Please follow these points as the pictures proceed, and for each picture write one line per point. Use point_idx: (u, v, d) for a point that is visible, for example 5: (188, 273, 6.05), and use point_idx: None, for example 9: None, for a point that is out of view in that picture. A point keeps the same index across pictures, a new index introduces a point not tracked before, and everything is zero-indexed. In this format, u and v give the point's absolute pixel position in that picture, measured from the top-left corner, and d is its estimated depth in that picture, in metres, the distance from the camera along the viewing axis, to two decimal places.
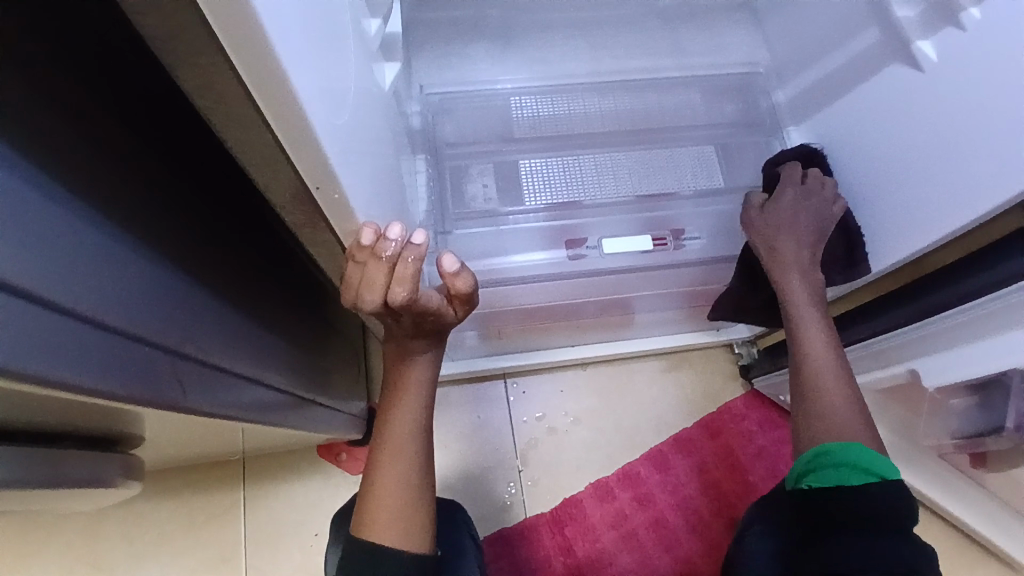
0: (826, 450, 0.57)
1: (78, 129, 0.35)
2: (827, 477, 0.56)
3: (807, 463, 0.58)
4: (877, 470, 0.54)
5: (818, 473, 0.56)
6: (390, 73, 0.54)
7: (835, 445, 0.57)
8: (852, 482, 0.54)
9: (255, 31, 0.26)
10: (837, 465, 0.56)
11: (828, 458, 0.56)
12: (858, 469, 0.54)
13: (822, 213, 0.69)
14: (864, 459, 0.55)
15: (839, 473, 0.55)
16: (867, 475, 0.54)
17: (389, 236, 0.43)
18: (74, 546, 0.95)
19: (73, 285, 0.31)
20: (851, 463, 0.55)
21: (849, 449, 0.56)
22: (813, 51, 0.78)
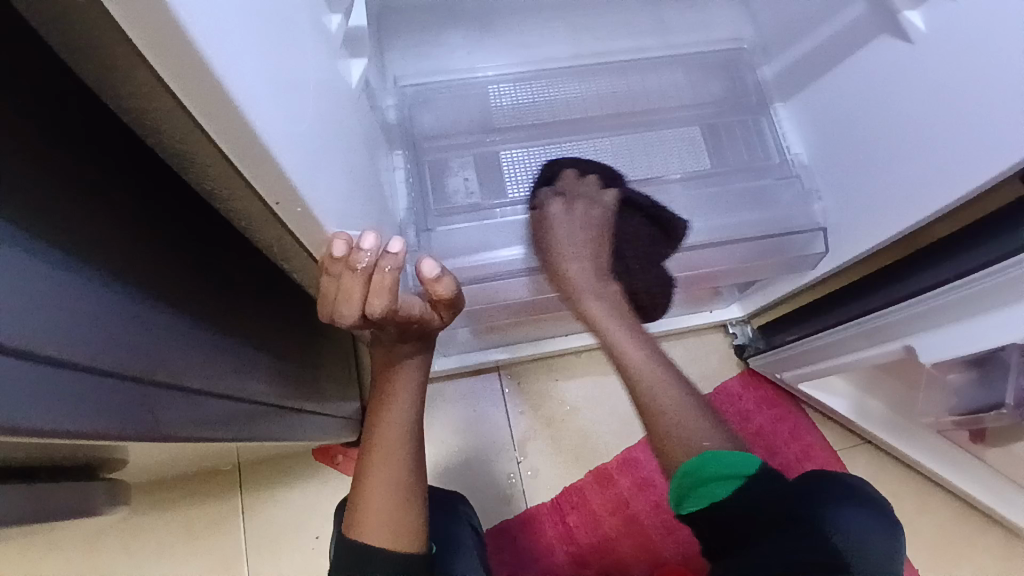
0: (684, 471, 0.55)
1: (23, 153, 0.33)
2: (699, 499, 0.54)
3: (674, 485, 0.57)
4: (738, 471, 0.54)
5: (690, 499, 0.55)
6: (358, 69, 0.51)
7: (689, 463, 0.56)
8: (721, 496, 0.53)
9: (186, 44, 0.24)
10: (700, 482, 0.54)
11: (689, 481, 0.55)
12: (721, 479, 0.54)
13: (591, 221, 0.76)
14: (720, 467, 0.54)
15: (707, 490, 0.54)
16: (730, 482, 0.53)
17: (363, 246, 0.41)
18: (73, 562, 0.94)
19: (30, 324, 0.28)
20: (711, 476, 0.54)
21: (703, 461, 0.55)
22: (799, 23, 0.76)
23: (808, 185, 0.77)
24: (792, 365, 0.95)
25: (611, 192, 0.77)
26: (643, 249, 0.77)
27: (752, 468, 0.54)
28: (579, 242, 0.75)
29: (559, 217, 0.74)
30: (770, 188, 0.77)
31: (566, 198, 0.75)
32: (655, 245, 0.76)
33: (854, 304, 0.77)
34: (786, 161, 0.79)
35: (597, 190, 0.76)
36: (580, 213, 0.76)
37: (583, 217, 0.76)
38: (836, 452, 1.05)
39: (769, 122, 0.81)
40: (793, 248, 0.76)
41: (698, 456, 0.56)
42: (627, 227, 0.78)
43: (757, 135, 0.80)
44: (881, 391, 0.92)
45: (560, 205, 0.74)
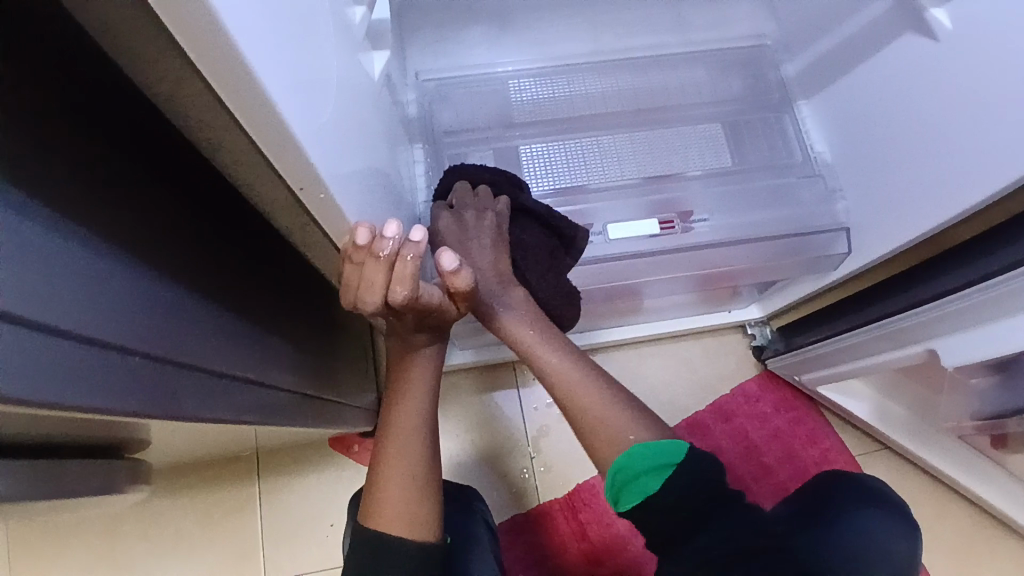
0: (617, 468, 0.57)
1: (59, 142, 0.34)
2: (632, 493, 0.55)
3: (610, 486, 0.57)
4: (665, 460, 0.56)
5: (625, 495, 0.55)
6: (381, 63, 0.52)
7: (620, 460, 0.57)
8: (654, 488, 0.54)
9: (218, 34, 0.24)
10: (632, 477, 0.56)
11: (623, 476, 0.56)
12: (651, 470, 0.55)
13: (489, 233, 0.66)
14: (648, 460, 0.56)
15: (639, 483, 0.55)
16: (659, 471, 0.55)
17: (385, 235, 0.42)
18: (96, 543, 0.96)
19: (61, 303, 0.30)
20: (643, 469, 0.55)
21: (632, 457, 0.57)
22: (822, 19, 0.75)
23: (830, 184, 0.76)
24: (812, 367, 0.94)
25: (505, 199, 0.69)
26: (546, 259, 0.70)
27: (676, 455, 0.56)
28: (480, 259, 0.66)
29: (452, 231, 0.64)
30: (792, 187, 0.76)
31: (455, 211, 0.66)
32: (555, 253, 0.69)
33: (877, 306, 0.76)
34: (809, 160, 0.78)
35: (485, 198, 0.68)
36: (471, 224, 0.66)
37: (475, 229, 0.66)
38: (854, 456, 1.03)
39: (792, 119, 0.80)
40: (813, 249, 0.75)
41: (626, 456, 0.58)
42: (528, 235, 0.70)
43: (778, 133, 0.79)
44: (901, 394, 0.90)
45: (449, 218, 0.65)
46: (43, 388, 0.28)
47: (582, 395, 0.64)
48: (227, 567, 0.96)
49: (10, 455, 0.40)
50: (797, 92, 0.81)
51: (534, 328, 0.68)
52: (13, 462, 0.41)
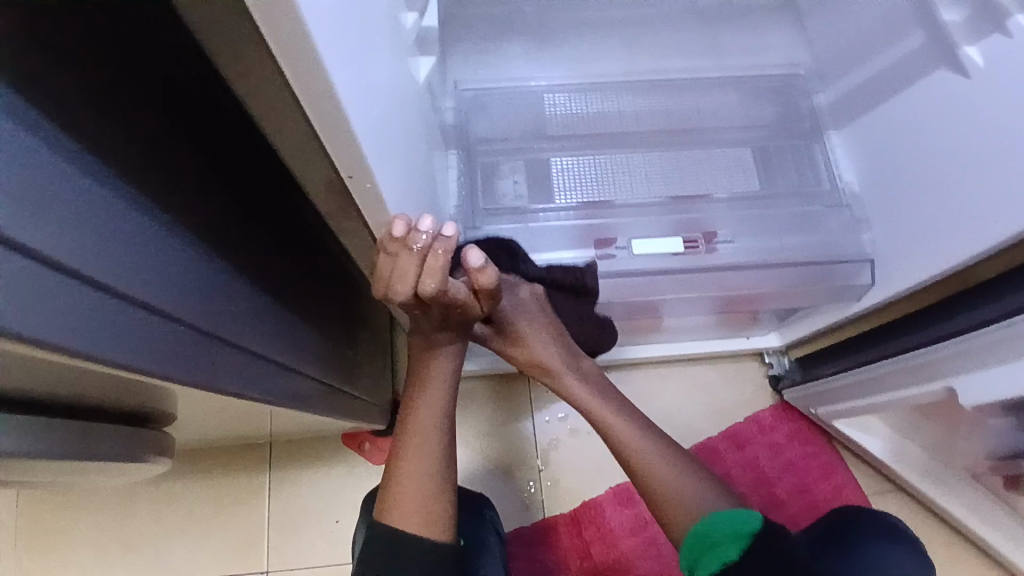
0: (695, 536, 0.58)
1: (125, 117, 0.36)
2: (710, 561, 0.56)
3: (688, 553, 0.58)
4: (744, 530, 0.56)
5: (702, 563, 0.56)
6: (426, 67, 0.54)
7: (699, 527, 0.59)
8: (734, 555, 0.55)
9: (295, 23, 0.26)
10: (710, 544, 0.57)
11: (700, 543, 0.57)
12: (728, 538, 0.56)
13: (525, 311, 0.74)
14: (728, 527, 0.57)
15: (716, 551, 0.56)
16: (737, 541, 0.56)
17: (420, 229, 0.43)
18: (108, 520, 0.98)
19: (114, 265, 0.32)
20: (721, 537, 0.57)
21: (710, 525, 0.58)
22: (857, 52, 0.76)
23: (857, 215, 0.77)
24: (829, 399, 0.93)
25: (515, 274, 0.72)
26: (574, 306, 0.77)
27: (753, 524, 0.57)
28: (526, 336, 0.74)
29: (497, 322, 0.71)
30: (818, 215, 0.77)
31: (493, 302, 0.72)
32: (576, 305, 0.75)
33: (899, 340, 0.76)
34: (837, 190, 0.78)
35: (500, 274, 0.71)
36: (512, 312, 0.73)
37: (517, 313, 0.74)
38: (867, 494, 1.02)
39: (822, 148, 0.81)
40: (836, 277, 0.75)
41: (704, 522, 0.59)
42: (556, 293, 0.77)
43: (808, 161, 0.80)
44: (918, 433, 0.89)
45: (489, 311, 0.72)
46: (89, 342, 0.30)
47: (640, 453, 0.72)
48: (232, 555, 0.98)
49: (32, 413, 0.42)
50: (828, 122, 0.82)
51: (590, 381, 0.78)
52: (35, 419, 0.42)
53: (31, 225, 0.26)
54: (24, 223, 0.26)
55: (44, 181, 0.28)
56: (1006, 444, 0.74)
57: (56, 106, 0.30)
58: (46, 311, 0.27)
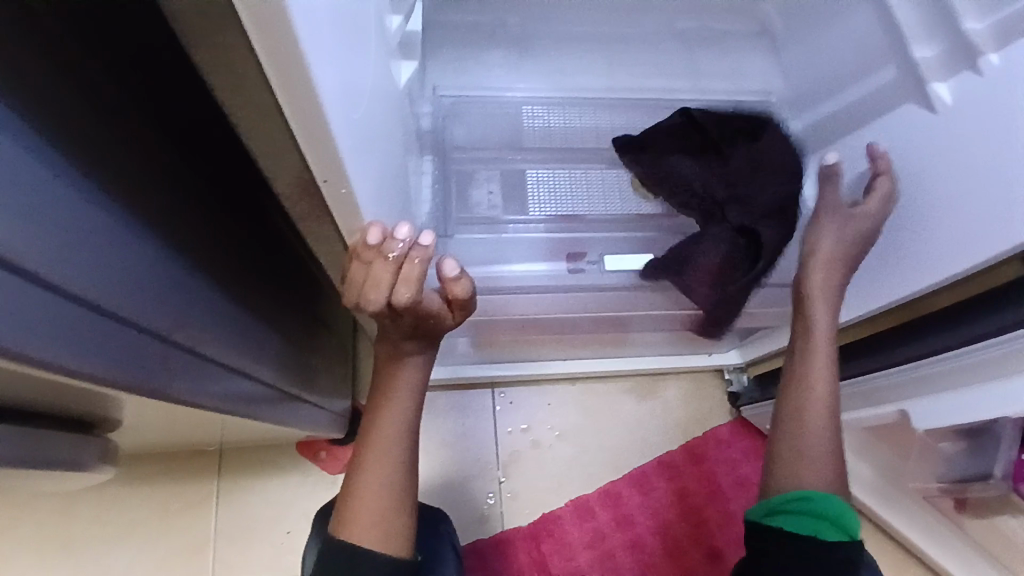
0: (808, 497, 0.55)
1: (86, 104, 0.34)
2: (803, 524, 0.54)
3: (784, 503, 0.56)
4: (851, 531, 0.54)
5: (791, 515, 0.55)
6: (407, 71, 0.53)
7: (816, 494, 0.55)
8: (829, 537, 0.53)
9: (282, 16, 0.25)
10: (816, 513, 0.54)
11: (808, 506, 0.55)
12: (833, 524, 0.54)
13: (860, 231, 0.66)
14: (841, 516, 0.54)
15: (816, 523, 0.54)
16: (839, 532, 0.53)
17: (396, 236, 0.42)
18: (39, 528, 0.92)
19: (68, 264, 0.30)
20: (831, 516, 0.54)
21: (827, 501, 0.55)
22: (828, 83, 0.79)
23: None
24: None
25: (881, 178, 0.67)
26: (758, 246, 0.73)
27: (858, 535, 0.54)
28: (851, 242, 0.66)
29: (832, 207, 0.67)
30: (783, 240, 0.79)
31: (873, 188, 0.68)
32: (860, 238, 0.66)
33: (856, 362, 0.79)
34: None
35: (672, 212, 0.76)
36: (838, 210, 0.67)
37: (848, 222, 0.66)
38: None
39: None
40: None
41: (821, 494, 0.55)
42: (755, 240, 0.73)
43: None
44: (871, 453, 0.93)
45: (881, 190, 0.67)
46: (30, 342, 0.27)
47: (813, 373, 0.63)
48: (174, 567, 0.93)
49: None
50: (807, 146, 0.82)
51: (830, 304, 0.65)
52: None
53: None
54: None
55: None
56: (952, 467, 0.77)
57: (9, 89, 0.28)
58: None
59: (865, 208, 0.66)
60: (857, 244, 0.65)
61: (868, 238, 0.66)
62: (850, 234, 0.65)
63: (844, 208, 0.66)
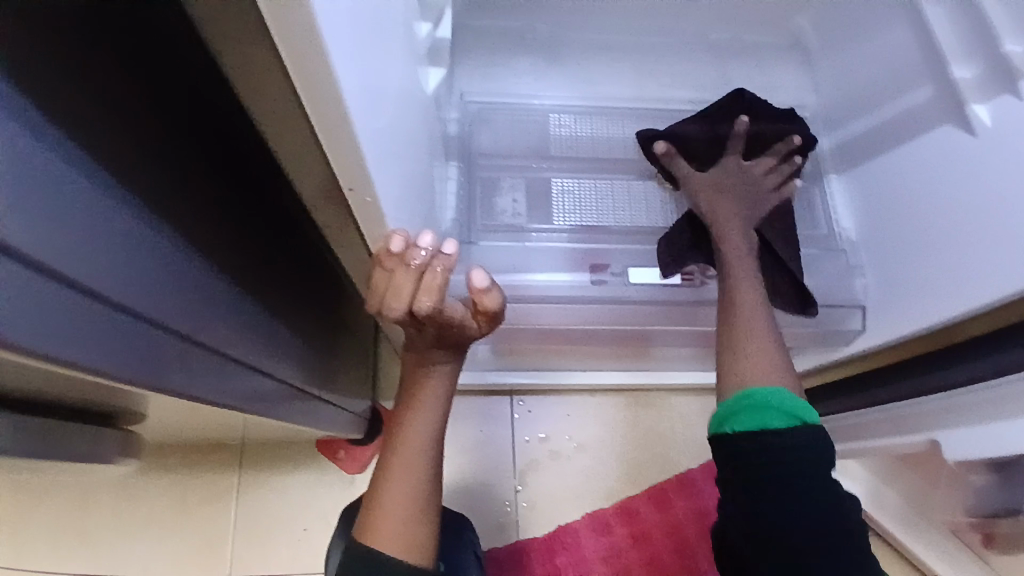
0: (748, 394, 0.52)
1: (117, 114, 0.35)
2: (750, 419, 0.51)
3: (728, 407, 0.53)
4: (799, 414, 0.50)
5: (739, 418, 0.51)
6: (435, 78, 0.53)
7: (755, 388, 0.52)
8: (777, 426, 0.49)
9: (310, 26, 0.25)
10: (761, 407, 0.51)
11: (751, 401, 0.51)
12: (778, 411, 0.50)
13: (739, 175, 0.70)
14: (785, 402, 0.50)
15: (763, 416, 0.50)
16: (788, 418, 0.50)
17: (419, 245, 0.41)
18: (66, 514, 0.95)
19: (95, 267, 0.30)
20: (775, 405, 0.50)
21: (770, 392, 0.51)
22: (864, 99, 0.78)
23: (850, 261, 0.77)
24: None
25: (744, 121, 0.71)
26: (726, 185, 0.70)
27: (810, 418, 0.50)
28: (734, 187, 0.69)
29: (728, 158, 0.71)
30: (814, 258, 0.77)
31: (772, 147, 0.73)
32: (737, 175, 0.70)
33: (893, 386, 0.77)
34: (834, 233, 0.79)
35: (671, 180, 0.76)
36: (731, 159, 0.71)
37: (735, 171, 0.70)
38: None
39: (821, 191, 0.81)
40: (828, 321, 0.76)
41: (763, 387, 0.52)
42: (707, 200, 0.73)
43: (806, 203, 0.81)
44: (896, 479, 0.90)
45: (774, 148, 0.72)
46: (59, 344, 0.28)
47: (738, 277, 0.61)
48: (193, 558, 0.95)
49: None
50: (830, 165, 0.82)
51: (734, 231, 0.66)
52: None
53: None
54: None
55: (23, 172, 0.26)
56: (983, 500, 0.75)
57: (44, 102, 0.29)
58: (13, 306, 0.25)
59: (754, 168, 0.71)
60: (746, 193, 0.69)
61: (761, 191, 0.70)
62: (732, 180, 0.70)
63: (733, 164, 0.71)
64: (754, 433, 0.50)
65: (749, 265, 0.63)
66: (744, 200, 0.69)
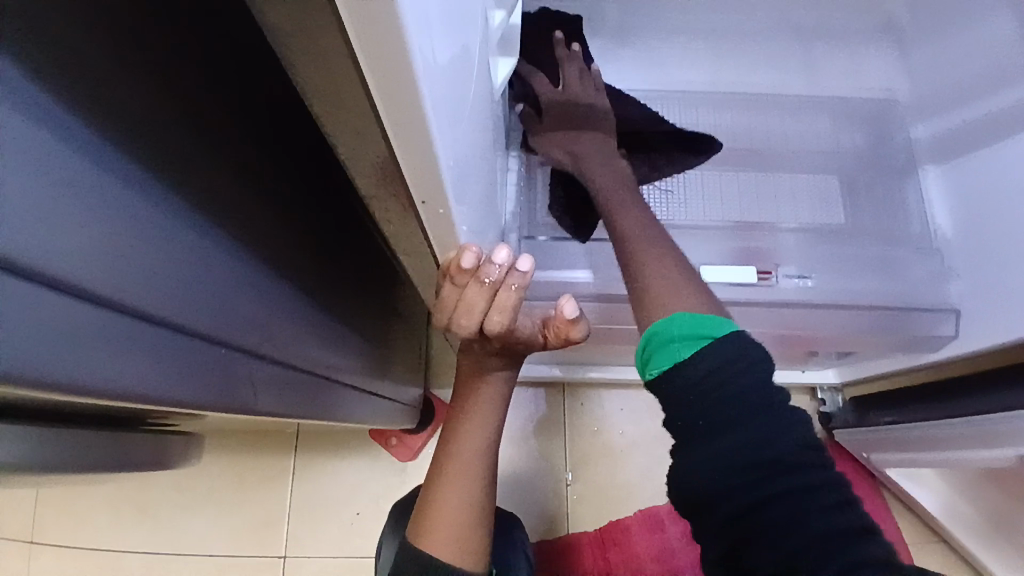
0: (651, 332, 0.49)
1: (185, 123, 0.33)
2: (664, 358, 0.47)
3: (642, 353, 0.50)
4: (707, 332, 0.46)
5: (652, 363, 0.48)
6: (505, 71, 0.49)
7: (658, 324, 0.49)
8: (685, 356, 0.46)
9: (400, 40, 0.22)
10: (665, 340, 0.47)
11: (658, 339, 0.48)
12: (686, 337, 0.47)
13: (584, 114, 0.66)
14: (689, 326, 0.47)
15: (670, 349, 0.47)
16: (696, 341, 0.46)
17: (495, 260, 0.39)
18: (129, 489, 0.98)
19: (168, 294, 0.29)
20: (678, 335, 0.47)
21: (668, 321, 0.48)
22: (964, 84, 0.71)
23: (945, 262, 0.71)
24: (877, 448, 0.90)
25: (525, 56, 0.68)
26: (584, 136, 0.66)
27: (721, 331, 0.47)
28: (592, 134, 0.66)
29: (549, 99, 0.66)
30: (903, 256, 0.71)
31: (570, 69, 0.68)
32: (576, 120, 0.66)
33: (981, 399, 0.72)
34: (927, 233, 0.73)
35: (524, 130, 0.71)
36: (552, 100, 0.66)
37: (566, 113, 0.66)
38: (910, 544, 1.01)
39: (913, 184, 0.76)
40: (916, 326, 0.69)
41: (666, 318, 0.49)
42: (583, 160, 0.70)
43: (899, 197, 0.75)
44: (979, 493, 0.84)
45: (573, 71, 0.68)
46: (118, 376, 0.26)
47: (632, 234, 0.58)
48: (250, 537, 0.97)
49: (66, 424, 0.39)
50: (924, 155, 0.77)
51: (622, 189, 0.62)
52: (70, 429, 0.39)
53: (58, 249, 0.22)
54: (50, 245, 0.22)
55: (97, 204, 0.25)
56: None
57: (113, 119, 0.27)
58: (74, 345, 0.23)
59: (571, 87, 0.67)
60: (586, 115, 0.66)
61: (599, 105, 0.68)
62: (574, 124, 0.66)
63: (552, 99, 0.66)
64: (668, 371, 0.46)
65: (641, 213, 0.60)
66: (598, 140, 0.66)
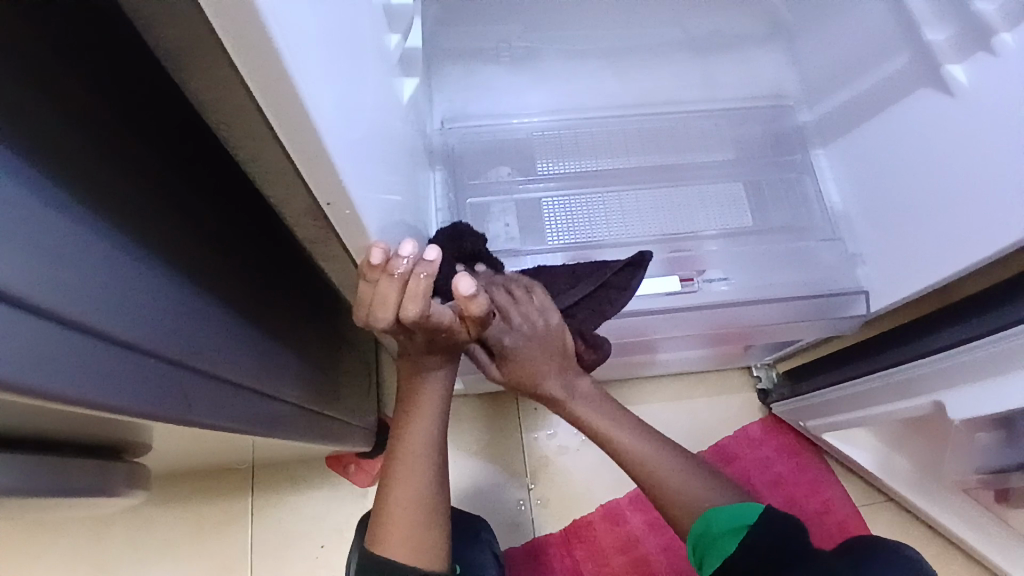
0: (695, 534, 0.57)
1: (99, 148, 0.35)
2: (714, 556, 0.54)
3: (693, 552, 0.57)
4: (744, 522, 0.55)
5: (705, 561, 0.55)
6: (409, 87, 0.53)
7: (699, 524, 0.57)
8: (731, 549, 0.54)
9: (270, 48, 0.25)
10: (712, 537, 0.55)
11: (704, 540, 0.56)
12: (728, 533, 0.55)
13: (534, 339, 0.63)
14: (727, 521, 0.55)
15: (717, 547, 0.54)
16: (737, 533, 0.54)
17: (401, 253, 0.42)
18: (82, 547, 0.95)
19: (92, 301, 0.31)
20: (719, 531, 0.55)
21: (707, 521, 0.56)
22: (844, 70, 0.80)
23: (851, 249, 0.77)
24: (818, 412, 0.96)
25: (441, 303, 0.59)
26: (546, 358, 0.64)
27: (752, 514, 0.55)
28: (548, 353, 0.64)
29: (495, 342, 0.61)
30: (812, 250, 0.77)
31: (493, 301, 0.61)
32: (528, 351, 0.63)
33: (887, 355, 0.77)
34: (830, 219, 0.80)
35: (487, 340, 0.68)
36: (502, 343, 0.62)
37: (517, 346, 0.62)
38: (858, 507, 1.06)
39: (813, 178, 0.82)
40: (834, 313, 0.75)
41: (704, 516, 0.57)
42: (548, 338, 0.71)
43: (796, 189, 0.81)
44: (904, 446, 0.91)
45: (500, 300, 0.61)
46: (45, 376, 0.27)
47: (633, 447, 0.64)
48: None
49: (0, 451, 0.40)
50: (815, 138, 0.84)
51: (604, 409, 0.66)
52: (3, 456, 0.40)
53: None
54: None
55: (13, 215, 0.27)
56: (994, 458, 0.76)
57: (23, 140, 0.29)
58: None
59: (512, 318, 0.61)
60: (537, 341, 0.63)
61: (545, 316, 0.62)
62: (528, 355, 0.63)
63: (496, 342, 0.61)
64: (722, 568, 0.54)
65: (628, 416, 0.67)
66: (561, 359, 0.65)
